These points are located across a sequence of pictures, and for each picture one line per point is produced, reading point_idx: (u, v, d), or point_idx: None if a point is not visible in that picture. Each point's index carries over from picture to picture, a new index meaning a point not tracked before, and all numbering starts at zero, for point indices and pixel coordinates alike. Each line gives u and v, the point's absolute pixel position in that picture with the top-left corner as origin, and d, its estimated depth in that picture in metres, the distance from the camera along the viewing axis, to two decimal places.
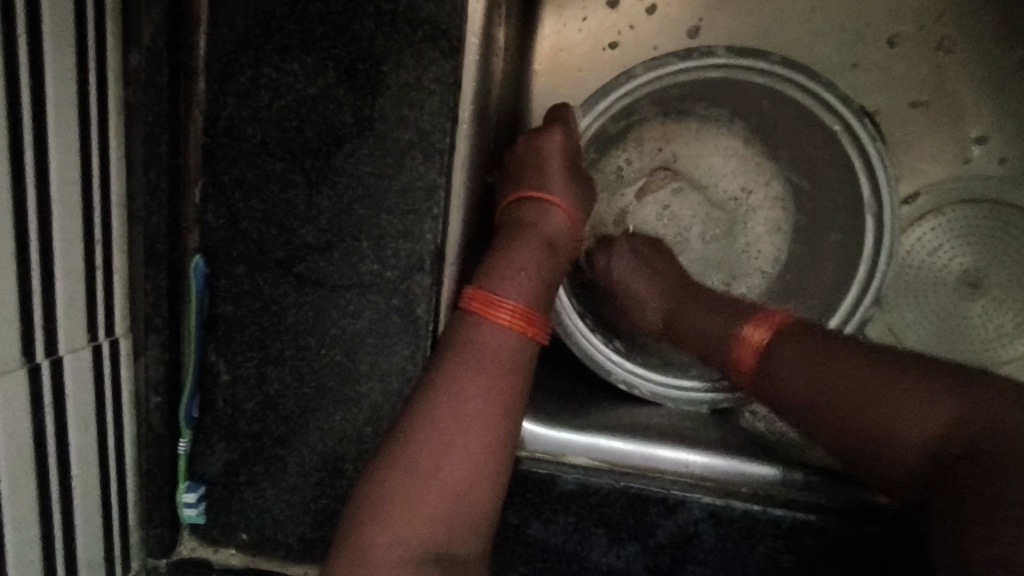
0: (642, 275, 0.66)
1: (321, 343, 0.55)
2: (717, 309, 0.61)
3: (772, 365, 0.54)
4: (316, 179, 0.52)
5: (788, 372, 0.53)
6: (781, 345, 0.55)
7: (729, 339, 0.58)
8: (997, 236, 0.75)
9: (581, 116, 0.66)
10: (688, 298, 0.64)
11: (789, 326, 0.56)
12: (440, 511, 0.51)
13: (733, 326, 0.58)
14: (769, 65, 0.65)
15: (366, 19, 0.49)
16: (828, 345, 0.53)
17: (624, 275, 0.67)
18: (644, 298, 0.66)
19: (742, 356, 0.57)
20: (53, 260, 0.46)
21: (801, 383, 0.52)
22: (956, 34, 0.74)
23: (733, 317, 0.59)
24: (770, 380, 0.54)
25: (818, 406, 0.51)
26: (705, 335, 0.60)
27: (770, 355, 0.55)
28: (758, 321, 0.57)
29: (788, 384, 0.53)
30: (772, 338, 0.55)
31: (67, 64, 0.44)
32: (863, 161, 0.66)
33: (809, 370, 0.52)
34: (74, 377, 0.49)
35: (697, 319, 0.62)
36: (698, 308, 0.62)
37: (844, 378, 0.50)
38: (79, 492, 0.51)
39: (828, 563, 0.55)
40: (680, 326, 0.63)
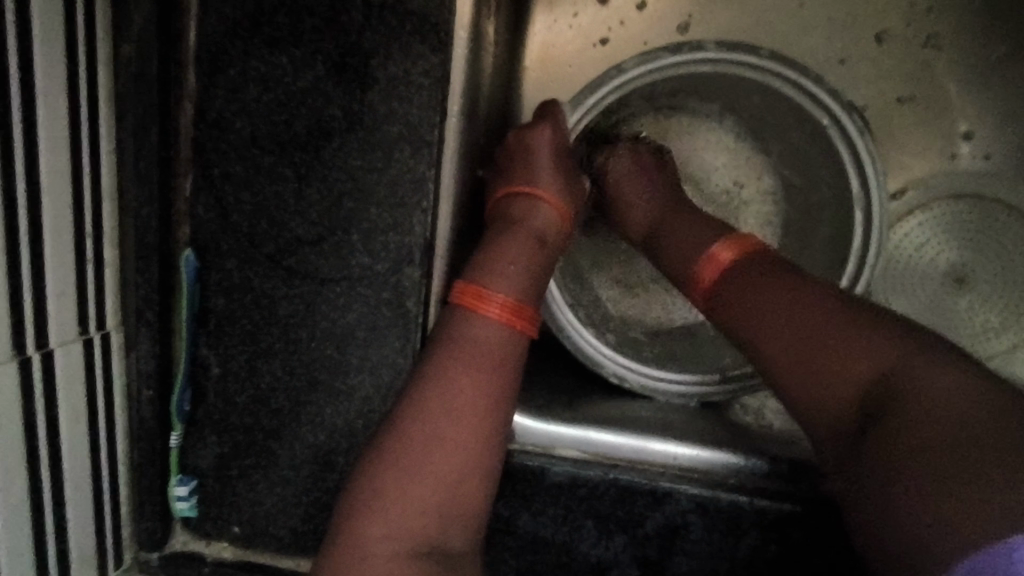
0: (636, 185, 0.66)
1: (312, 336, 0.55)
2: (698, 229, 0.60)
3: (734, 280, 0.54)
4: (305, 172, 0.52)
5: (750, 292, 0.52)
6: (746, 267, 0.54)
7: (697, 259, 0.57)
8: (982, 231, 0.76)
9: (570, 111, 0.65)
10: (670, 216, 0.63)
11: (757, 252, 0.55)
12: (431, 502, 0.51)
13: (707, 243, 0.58)
14: (758, 59, 0.64)
15: (354, 12, 0.49)
16: (764, 287, 0.52)
17: (620, 178, 0.67)
18: (634, 204, 0.66)
19: (704, 273, 0.56)
20: (43, 253, 0.46)
21: (746, 313, 0.52)
22: (942, 30, 0.75)
23: (709, 234, 0.59)
24: (727, 296, 0.54)
25: (766, 325, 0.50)
26: (677, 245, 0.60)
27: (732, 272, 0.55)
28: (731, 241, 0.56)
29: (744, 299, 0.52)
30: (738, 259, 0.55)
31: (56, 56, 0.44)
32: (852, 153, 0.65)
33: (762, 288, 0.52)
34: (64, 370, 0.49)
35: (674, 231, 0.61)
36: (679, 224, 0.61)
37: (800, 300, 0.49)
38: (70, 485, 0.52)
39: (812, 551, 0.56)
40: (658, 236, 0.62)
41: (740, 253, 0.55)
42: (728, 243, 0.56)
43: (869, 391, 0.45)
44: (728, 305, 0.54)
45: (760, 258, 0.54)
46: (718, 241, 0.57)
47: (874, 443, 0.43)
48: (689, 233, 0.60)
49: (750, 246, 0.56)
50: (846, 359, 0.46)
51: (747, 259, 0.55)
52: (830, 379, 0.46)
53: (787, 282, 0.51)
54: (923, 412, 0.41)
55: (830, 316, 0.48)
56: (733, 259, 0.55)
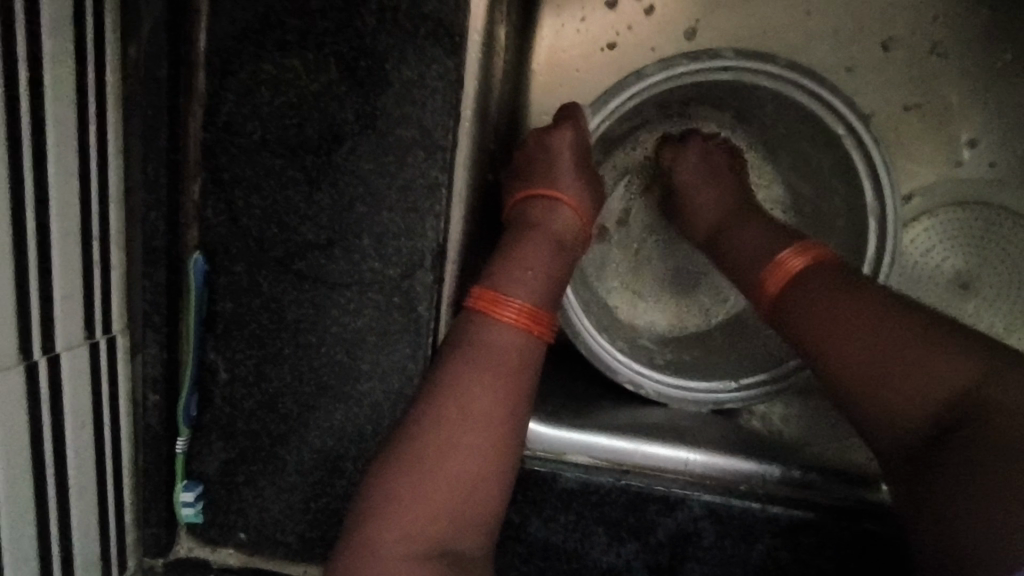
0: (704, 184, 0.68)
1: (322, 341, 0.55)
2: (764, 236, 0.61)
3: (803, 288, 0.55)
4: (316, 176, 0.52)
5: (811, 303, 0.53)
6: (817, 276, 0.55)
7: (765, 265, 0.58)
8: (986, 238, 0.76)
9: (591, 115, 0.65)
10: (736, 220, 0.65)
11: (827, 262, 0.56)
12: (445, 509, 0.51)
13: (772, 251, 0.59)
14: (778, 68, 0.64)
15: (368, 16, 0.49)
16: (841, 289, 0.53)
17: (688, 184, 0.68)
18: (699, 206, 0.68)
19: (770, 280, 0.57)
20: (52, 257, 0.45)
21: (819, 313, 0.52)
22: (948, 38, 0.75)
23: (776, 244, 0.59)
24: (799, 304, 0.54)
25: (837, 344, 0.51)
26: (745, 250, 0.61)
27: (801, 281, 0.55)
28: (798, 249, 0.57)
29: (815, 311, 0.53)
30: (808, 267, 0.56)
31: (66, 56, 0.43)
32: (869, 167, 0.65)
33: (828, 301, 0.52)
34: (71, 375, 0.48)
35: (739, 236, 0.63)
36: (742, 225, 0.64)
37: (875, 310, 0.50)
38: (75, 492, 0.51)
39: (823, 559, 0.56)
40: (724, 238, 0.64)
41: (812, 261, 0.56)
42: (798, 250, 0.57)
43: (946, 410, 0.46)
44: (797, 324, 0.54)
45: (833, 269, 0.55)
46: (786, 248, 0.58)
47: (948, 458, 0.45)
48: (755, 236, 0.62)
49: (819, 254, 0.56)
50: (932, 378, 0.46)
51: (816, 268, 0.56)
52: (911, 401, 0.47)
53: (860, 294, 0.52)
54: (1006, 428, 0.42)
55: (912, 337, 0.48)
56: (805, 267, 0.56)
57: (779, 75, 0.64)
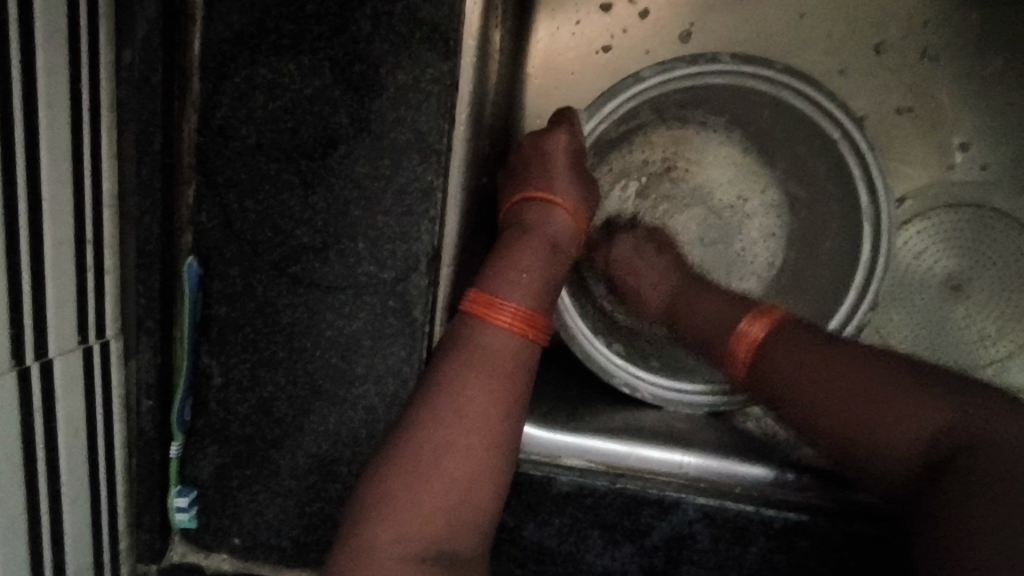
0: (643, 266, 0.69)
1: (316, 345, 0.55)
2: (729, 301, 0.62)
3: (769, 359, 0.56)
4: (311, 180, 0.52)
5: (779, 372, 0.55)
6: (780, 343, 0.56)
7: (727, 336, 0.59)
8: (978, 241, 0.76)
9: (586, 119, 0.65)
10: (689, 292, 0.65)
11: (784, 323, 0.57)
12: (440, 512, 0.51)
13: (734, 318, 0.59)
14: (774, 73, 0.65)
15: (363, 20, 0.49)
16: (804, 356, 0.54)
17: (627, 264, 0.69)
18: (645, 287, 0.68)
19: (737, 354, 0.58)
20: (44, 261, 0.45)
21: (790, 387, 0.54)
22: (939, 43, 0.76)
23: (735, 312, 0.60)
24: (768, 376, 0.55)
25: (813, 411, 0.52)
26: (705, 323, 0.62)
27: (765, 349, 0.56)
28: (756, 315, 0.58)
29: (785, 384, 0.54)
30: (768, 334, 0.57)
31: (59, 60, 0.43)
32: (863, 172, 0.65)
33: (794, 371, 0.54)
34: (64, 380, 0.48)
35: (697, 304, 0.64)
36: (697, 297, 0.64)
37: (840, 376, 0.51)
38: (68, 497, 0.51)
39: (818, 561, 0.56)
40: (682, 311, 0.65)
41: (771, 325, 0.57)
42: (754, 318, 0.58)
43: (929, 447, 0.47)
44: (772, 394, 0.55)
45: (794, 329, 0.56)
46: (746, 315, 0.59)
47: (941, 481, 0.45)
48: (712, 306, 0.62)
49: (775, 317, 0.58)
50: (909, 425, 0.48)
51: (777, 333, 0.56)
52: (892, 449, 0.49)
53: (821, 358, 0.53)
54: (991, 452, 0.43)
55: (883, 394, 0.49)
56: (764, 336, 0.57)
57: (775, 79, 0.65)
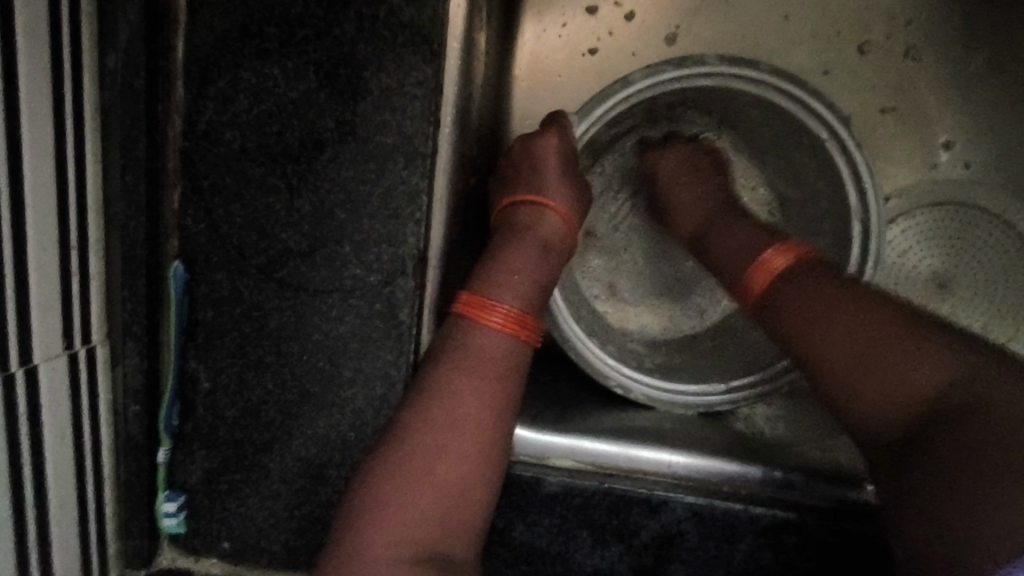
0: (686, 187, 0.70)
1: (303, 349, 0.55)
2: (752, 235, 0.63)
3: (790, 286, 0.57)
4: (297, 184, 0.52)
5: (804, 295, 0.55)
6: (800, 275, 0.57)
7: (748, 263, 0.60)
8: (962, 238, 0.77)
9: (577, 122, 0.66)
10: (721, 217, 0.67)
11: (809, 264, 0.58)
12: (431, 515, 0.51)
13: (758, 250, 0.60)
14: (762, 74, 0.65)
15: (347, 23, 0.49)
16: (822, 289, 0.55)
17: (672, 185, 0.70)
18: (683, 208, 0.69)
19: (754, 280, 0.59)
20: (28, 267, 0.45)
21: (797, 320, 0.55)
22: (923, 42, 0.76)
23: (758, 246, 0.61)
24: (783, 299, 0.56)
25: (825, 339, 0.52)
26: (732, 251, 0.63)
27: (787, 279, 0.57)
28: (782, 248, 0.59)
29: (806, 307, 0.54)
30: (790, 267, 0.58)
31: (41, 66, 0.43)
32: (852, 171, 0.66)
33: (805, 306, 0.55)
34: (49, 386, 0.48)
35: (731, 231, 0.64)
36: (729, 228, 0.65)
37: (870, 309, 0.52)
38: (54, 503, 0.51)
39: (804, 558, 0.56)
40: (710, 236, 0.66)
41: (792, 262, 0.58)
42: (781, 249, 0.59)
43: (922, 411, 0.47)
44: (782, 323, 0.56)
45: (814, 267, 0.57)
46: (770, 248, 0.60)
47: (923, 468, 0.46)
48: (742, 237, 0.63)
49: (799, 256, 0.58)
50: (910, 369, 0.48)
51: (801, 268, 0.57)
52: (885, 395, 0.49)
53: (835, 293, 0.54)
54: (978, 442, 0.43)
55: (903, 333, 0.50)
56: (786, 268, 0.58)
57: (762, 81, 0.65)
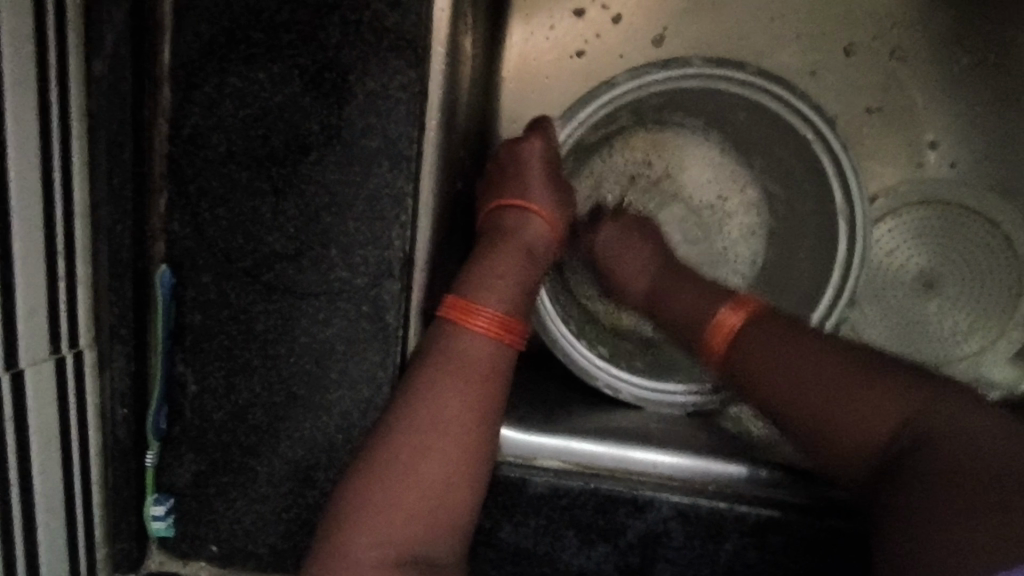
0: (628, 248, 0.67)
1: (290, 351, 0.55)
2: (706, 292, 0.62)
3: (745, 349, 0.56)
4: (282, 187, 0.52)
5: (760, 355, 0.55)
6: (754, 334, 0.57)
7: (704, 326, 0.60)
8: (949, 238, 0.78)
9: (560, 127, 0.66)
10: (668, 274, 0.65)
11: (762, 314, 0.58)
12: (417, 515, 0.52)
13: (711, 311, 0.60)
14: (747, 75, 0.66)
15: (331, 27, 0.50)
16: (774, 350, 0.55)
17: (610, 247, 0.68)
18: (628, 271, 0.67)
19: (713, 342, 0.59)
20: (13, 272, 0.45)
21: (757, 383, 0.55)
22: (908, 43, 0.77)
23: (713, 302, 0.60)
24: (741, 364, 0.56)
25: (788, 399, 0.53)
26: (685, 313, 0.62)
27: (739, 343, 0.57)
28: (735, 305, 0.59)
29: (766, 367, 0.54)
30: (745, 325, 0.58)
31: (27, 76, 0.44)
32: (836, 170, 0.67)
33: (762, 366, 0.55)
34: (36, 388, 0.48)
35: (680, 292, 0.63)
36: (683, 284, 0.64)
37: (823, 361, 0.53)
38: (42, 505, 0.51)
39: (790, 557, 0.57)
40: (664, 297, 0.64)
41: (747, 316, 0.58)
42: (733, 308, 0.59)
43: (890, 442, 0.49)
44: (744, 385, 0.56)
45: (768, 320, 0.57)
46: (724, 305, 0.59)
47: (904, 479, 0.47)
48: (694, 295, 0.62)
49: (753, 310, 0.58)
50: (870, 419, 0.50)
51: (754, 324, 0.57)
52: (853, 432, 0.51)
53: (788, 351, 0.54)
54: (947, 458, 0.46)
55: (857, 375, 0.51)
56: (741, 325, 0.58)
57: (746, 82, 0.66)
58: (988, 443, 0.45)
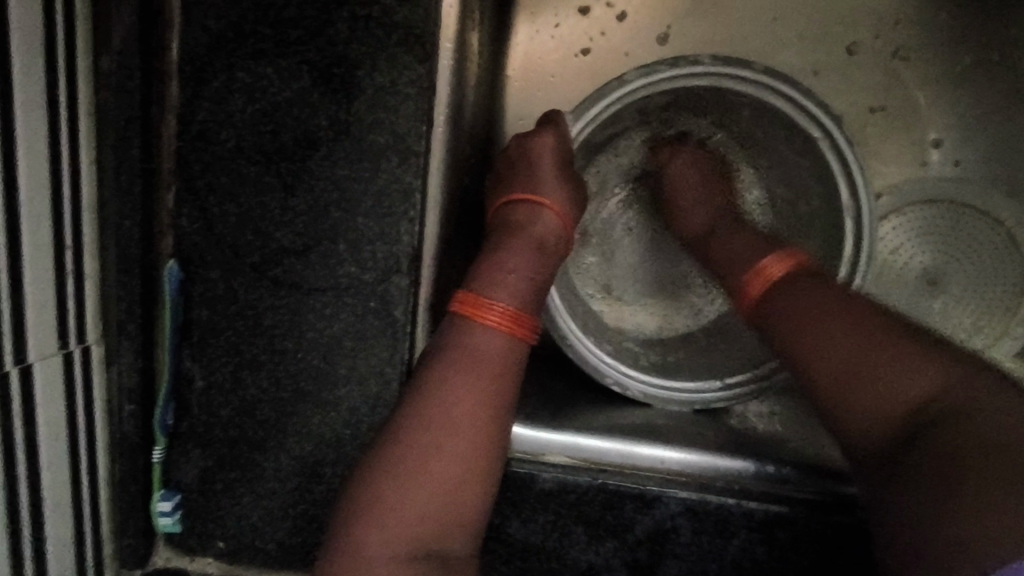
0: (693, 189, 0.71)
1: (298, 347, 0.55)
2: (753, 242, 0.64)
3: (786, 296, 0.57)
4: (291, 183, 0.52)
5: (800, 300, 0.56)
6: (796, 284, 0.57)
7: (747, 269, 0.61)
8: (952, 236, 0.78)
9: (574, 120, 0.66)
10: (722, 225, 0.68)
11: (807, 271, 0.58)
12: (430, 511, 0.51)
13: (758, 257, 0.61)
14: (755, 73, 0.65)
15: (340, 23, 0.50)
16: (813, 300, 0.55)
17: (675, 183, 0.72)
18: (687, 210, 0.71)
19: (753, 286, 0.60)
20: (23, 267, 0.45)
21: (791, 331, 0.55)
22: (911, 42, 0.77)
23: (758, 253, 0.61)
24: (780, 310, 0.56)
25: (822, 345, 0.52)
26: (730, 258, 0.64)
27: (784, 288, 0.57)
28: (781, 256, 0.59)
29: (805, 312, 0.54)
30: (789, 274, 0.58)
31: (36, 66, 0.43)
32: (841, 166, 0.66)
33: (801, 313, 0.55)
34: (45, 385, 0.48)
35: (729, 240, 0.66)
36: (728, 237, 0.66)
37: (865, 314, 0.52)
38: (50, 502, 0.51)
39: (798, 552, 0.57)
40: (711, 243, 0.67)
41: (789, 270, 0.58)
42: (780, 258, 0.59)
43: (907, 420, 0.48)
44: (776, 332, 0.56)
45: (812, 277, 0.58)
46: (769, 255, 0.60)
47: (913, 462, 0.46)
48: (738, 245, 0.64)
49: (797, 264, 0.59)
50: (900, 378, 0.49)
51: (798, 278, 0.58)
52: (874, 403, 0.49)
53: (826, 304, 0.54)
54: (962, 446, 0.44)
55: (890, 342, 0.50)
56: (784, 275, 0.58)
57: (755, 80, 0.66)
58: (1006, 433, 0.44)
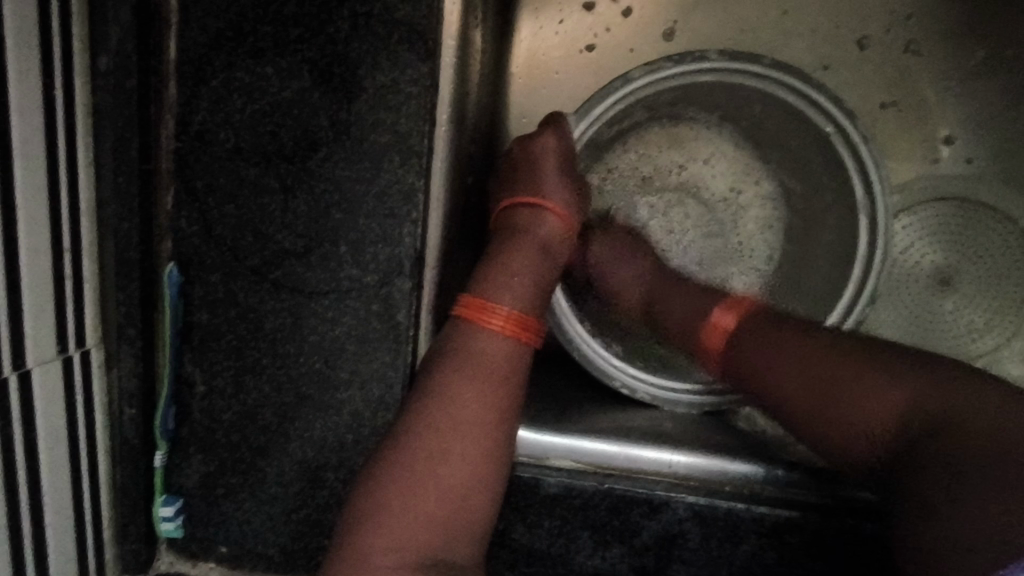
0: (625, 262, 0.68)
1: (300, 351, 0.54)
2: (696, 293, 0.63)
3: (742, 346, 0.57)
4: (291, 184, 0.51)
5: (759, 344, 0.55)
6: (748, 329, 0.57)
7: (700, 326, 0.60)
8: (964, 233, 0.77)
9: (575, 123, 0.65)
10: (664, 285, 0.66)
11: (757, 313, 0.58)
12: (434, 518, 0.50)
13: (705, 311, 0.61)
14: (762, 67, 0.64)
15: (341, 21, 0.49)
16: (763, 342, 0.55)
17: (602, 263, 0.69)
18: (624, 288, 0.68)
19: (711, 341, 0.59)
20: (19, 272, 0.44)
21: (751, 374, 0.55)
22: (923, 35, 0.76)
23: (708, 302, 0.61)
24: (737, 361, 0.57)
25: (779, 386, 0.53)
26: (684, 317, 0.62)
27: (737, 337, 0.57)
28: (727, 305, 0.60)
29: (757, 363, 0.55)
30: (740, 322, 0.58)
31: (31, 64, 0.42)
32: (855, 162, 0.65)
33: (754, 361, 0.55)
34: (44, 390, 0.47)
35: (676, 297, 0.64)
36: (679, 293, 0.64)
37: (806, 352, 0.53)
38: (51, 508, 0.50)
39: (808, 557, 0.56)
40: (657, 308, 0.65)
41: (741, 313, 0.58)
42: (727, 307, 0.59)
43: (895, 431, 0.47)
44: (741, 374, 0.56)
45: (762, 316, 0.57)
46: (717, 307, 0.60)
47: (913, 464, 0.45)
48: (690, 299, 0.63)
49: (748, 307, 0.59)
50: (870, 400, 0.48)
51: (748, 321, 0.58)
52: (855, 425, 0.49)
53: (775, 346, 0.54)
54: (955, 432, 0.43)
55: (845, 371, 0.50)
56: (737, 322, 0.58)
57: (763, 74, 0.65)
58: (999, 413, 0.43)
